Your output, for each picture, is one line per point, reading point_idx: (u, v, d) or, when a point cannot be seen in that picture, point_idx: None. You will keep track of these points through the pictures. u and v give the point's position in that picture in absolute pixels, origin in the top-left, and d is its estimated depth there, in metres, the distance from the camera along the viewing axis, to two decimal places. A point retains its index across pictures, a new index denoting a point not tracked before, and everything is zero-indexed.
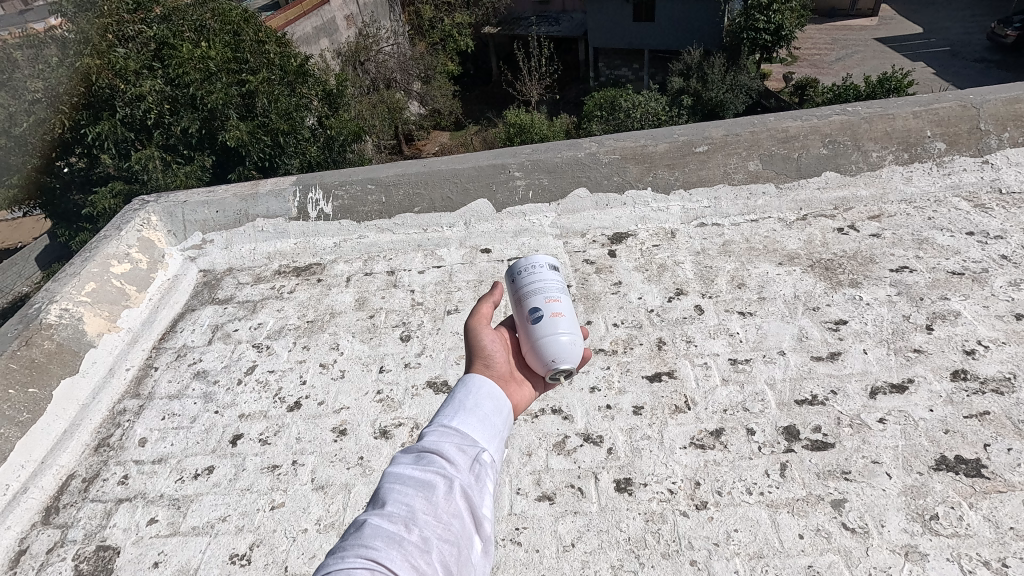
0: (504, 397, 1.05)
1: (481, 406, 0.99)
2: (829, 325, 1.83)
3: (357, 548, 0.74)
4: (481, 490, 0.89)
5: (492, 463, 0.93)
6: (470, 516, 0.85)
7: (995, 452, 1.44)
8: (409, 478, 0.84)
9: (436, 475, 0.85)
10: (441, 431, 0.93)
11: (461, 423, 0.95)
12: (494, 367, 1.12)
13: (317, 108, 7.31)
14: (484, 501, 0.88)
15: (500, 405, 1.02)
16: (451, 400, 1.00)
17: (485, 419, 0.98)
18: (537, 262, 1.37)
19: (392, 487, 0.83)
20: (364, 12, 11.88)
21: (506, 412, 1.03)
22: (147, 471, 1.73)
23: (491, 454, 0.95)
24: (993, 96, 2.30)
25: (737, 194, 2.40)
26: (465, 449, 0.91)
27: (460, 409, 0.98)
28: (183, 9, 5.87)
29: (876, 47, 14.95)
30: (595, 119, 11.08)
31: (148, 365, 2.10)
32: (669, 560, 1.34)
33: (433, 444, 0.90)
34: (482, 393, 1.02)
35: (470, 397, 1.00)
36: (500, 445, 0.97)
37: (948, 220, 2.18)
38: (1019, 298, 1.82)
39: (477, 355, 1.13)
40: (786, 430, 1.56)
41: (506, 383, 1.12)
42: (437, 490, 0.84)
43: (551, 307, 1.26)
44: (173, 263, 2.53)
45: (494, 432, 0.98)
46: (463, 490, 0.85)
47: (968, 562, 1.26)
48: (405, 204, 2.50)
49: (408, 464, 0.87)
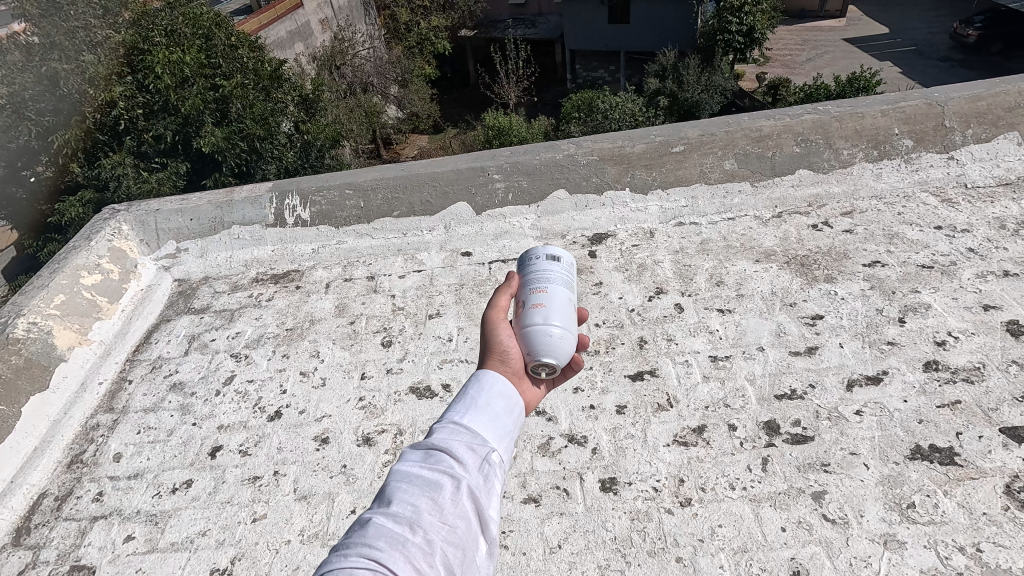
0: (518, 396, 1.04)
1: (493, 405, 0.98)
2: (805, 320, 1.87)
3: (360, 547, 0.74)
4: (489, 491, 0.88)
5: (501, 464, 0.92)
6: (477, 517, 0.84)
7: (967, 440, 1.48)
8: (416, 476, 0.83)
9: (444, 474, 0.84)
10: (452, 429, 0.92)
11: (472, 422, 0.93)
12: (509, 364, 1.12)
13: (292, 112, 7.32)
14: (492, 502, 0.87)
15: (512, 405, 1.01)
16: (463, 397, 0.99)
17: (496, 418, 0.96)
18: (540, 253, 1.36)
19: (398, 486, 0.82)
20: (340, 16, 11.78)
21: (517, 412, 1.02)
22: (123, 487, 1.69)
23: (500, 454, 0.93)
24: (955, 93, 2.37)
25: (714, 193, 2.44)
26: (474, 448, 0.90)
27: (471, 407, 0.96)
28: (153, 13, 5.73)
29: (845, 47, 15.29)
30: (573, 120, 11.14)
31: (122, 378, 2.05)
32: (654, 558, 1.35)
33: (442, 443, 0.89)
34: (494, 392, 1.01)
35: (482, 395, 0.99)
36: (509, 446, 0.96)
37: (917, 215, 2.24)
38: (986, 289, 1.88)
39: (494, 351, 1.12)
40: (767, 425, 1.58)
41: (519, 381, 1.12)
42: (444, 490, 0.83)
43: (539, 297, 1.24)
44: (147, 273, 2.48)
45: (504, 432, 0.97)
46: (471, 491, 0.84)
47: (944, 548, 1.29)
48: (384, 209, 2.48)
49: (416, 462, 0.86)
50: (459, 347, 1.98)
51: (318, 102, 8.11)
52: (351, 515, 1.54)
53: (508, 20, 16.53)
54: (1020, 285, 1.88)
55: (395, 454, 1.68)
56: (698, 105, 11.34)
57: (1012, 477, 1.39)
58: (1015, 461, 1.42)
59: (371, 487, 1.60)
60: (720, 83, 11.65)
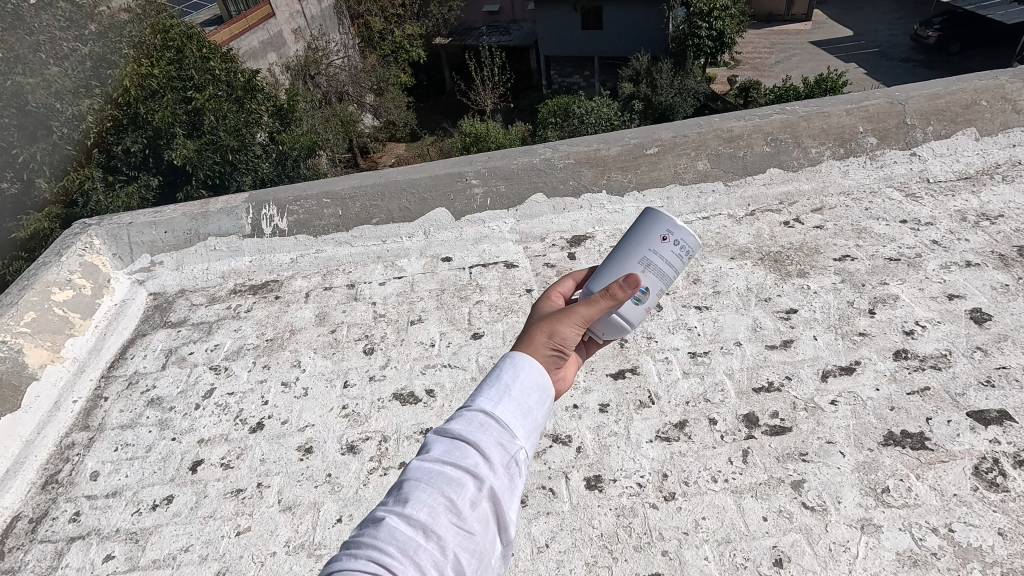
0: (552, 386, 1.01)
1: (527, 397, 0.95)
2: (780, 314, 1.91)
3: (370, 550, 0.73)
4: (511, 491, 0.86)
5: (527, 463, 0.91)
6: (494, 519, 0.84)
7: (937, 425, 1.53)
8: (435, 474, 0.82)
9: (467, 474, 0.83)
10: (482, 422, 0.89)
11: (503, 416, 0.91)
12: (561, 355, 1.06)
13: (268, 122, 7.46)
14: (513, 503, 0.86)
15: (545, 395, 0.98)
16: (498, 382, 0.95)
17: (528, 411, 0.94)
18: (669, 226, 1.22)
19: (417, 483, 0.81)
20: (313, 25, 11.71)
21: (550, 402, 0.99)
22: (101, 506, 1.65)
23: (527, 451, 0.92)
24: (916, 92, 2.45)
25: (688, 193, 2.49)
26: (502, 445, 0.88)
27: (504, 395, 0.93)
28: (121, 26, 5.64)
29: (812, 50, 15.69)
30: (549, 126, 11.25)
31: (97, 396, 2.01)
32: (641, 553, 1.37)
33: (469, 436, 0.87)
34: (532, 382, 0.97)
35: (517, 383, 0.95)
36: (537, 442, 0.94)
37: (883, 210, 2.31)
38: (950, 280, 1.95)
39: (555, 335, 1.05)
40: (746, 417, 1.62)
41: (557, 370, 1.07)
42: (464, 491, 0.81)
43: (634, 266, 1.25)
44: (120, 287, 2.43)
45: (535, 427, 0.94)
46: (492, 493, 0.83)
47: (919, 530, 1.34)
48: (363, 216, 2.47)
49: (438, 457, 0.84)
50: (442, 352, 1.98)
51: (293, 111, 8.05)
52: (337, 524, 1.54)
53: (482, 27, 16.62)
54: (982, 275, 1.95)
55: (380, 461, 1.67)
56: (671, 109, 11.55)
57: (979, 458, 1.44)
58: (981, 443, 1.47)
59: (356, 495, 1.59)
60: (692, 87, 11.88)
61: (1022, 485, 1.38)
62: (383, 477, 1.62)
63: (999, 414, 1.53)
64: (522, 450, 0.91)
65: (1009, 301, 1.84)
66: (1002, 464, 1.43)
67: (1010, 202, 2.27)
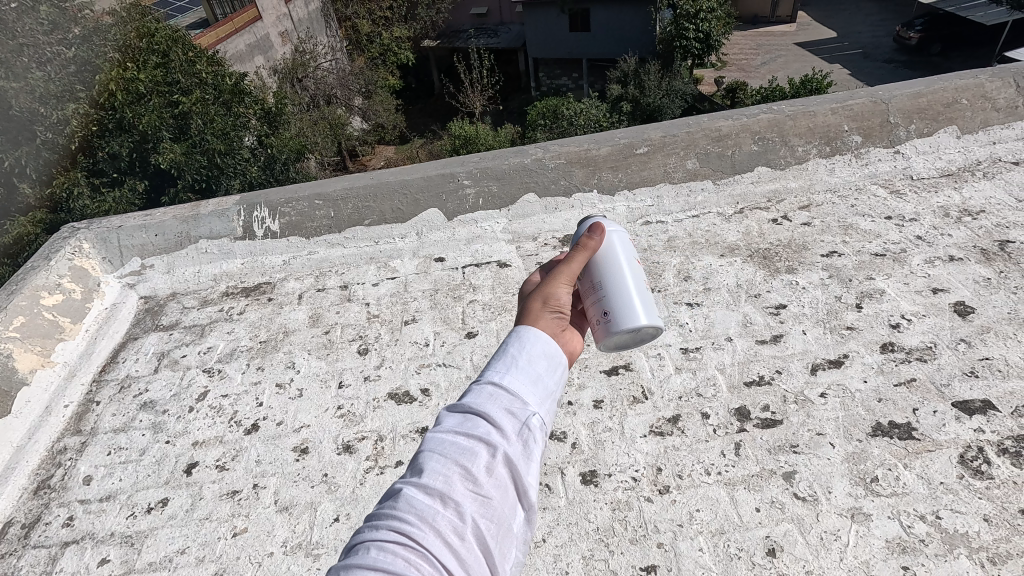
0: (560, 351, 1.00)
1: (534, 365, 0.95)
2: (769, 310, 1.94)
3: (390, 520, 0.76)
4: (528, 457, 0.87)
5: (542, 428, 0.91)
6: (513, 485, 0.85)
7: (923, 415, 1.56)
8: (449, 445, 0.84)
9: (479, 442, 0.84)
10: (491, 392, 0.90)
11: (511, 384, 0.91)
12: (560, 316, 1.07)
13: (256, 126, 7.42)
14: (532, 468, 0.87)
15: (554, 361, 0.98)
16: (504, 355, 0.96)
17: (538, 378, 0.94)
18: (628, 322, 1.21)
19: (432, 455, 0.84)
20: (301, 28, 11.66)
21: (560, 368, 0.98)
22: (95, 510, 1.65)
23: (542, 417, 0.92)
24: (898, 91, 2.49)
25: (678, 192, 2.52)
26: (513, 413, 0.89)
27: (513, 365, 0.94)
28: (106, 29, 5.58)
29: (797, 51, 15.89)
30: (538, 128, 11.29)
31: (89, 400, 1.99)
32: (637, 546, 1.39)
33: (479, 406, 0.88)
34: (538, 350, 0.97)
35: (523, 353, 0.96)
36: (552, 407, 0.94)
37: (868, 207, 2.35)
38: (934, 274, 1.99)
39: (548, 299, 1.08)
40: (738, 411, 1.64)
41: (564, 332, 1.07)
42: (478, 459, 0.83)
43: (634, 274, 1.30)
44: (111, 291, 2.42)
45: (547, 393, 0.94)
46: (507, 459, 0.84)
47: (907, 517, 1.37)
48: (355, 217, 2.47)
49: (451, 429, 0.86)
50: (436, 352, 1.99)
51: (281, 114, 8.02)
52: (335, 523, 1.54)
53: (470, 30, 16.64)
54: (965, 269, 2.00)
55: (376, 460, 1.68)
56: (659, 110, 11.63)
57: (965, 447, 1.48)
58: (966, 432, 1.51)
59: (353, 494, 1.59)
60: (680, 88, 11.97)
61: (1006, 472, 1.42)
62: (380, 476, 1.63)
63: (983, 404, 1.57)
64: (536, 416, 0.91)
65: (991, 294, 1.88)
66: (986, 452, 1.46)
67: (991, 197, 2.32)
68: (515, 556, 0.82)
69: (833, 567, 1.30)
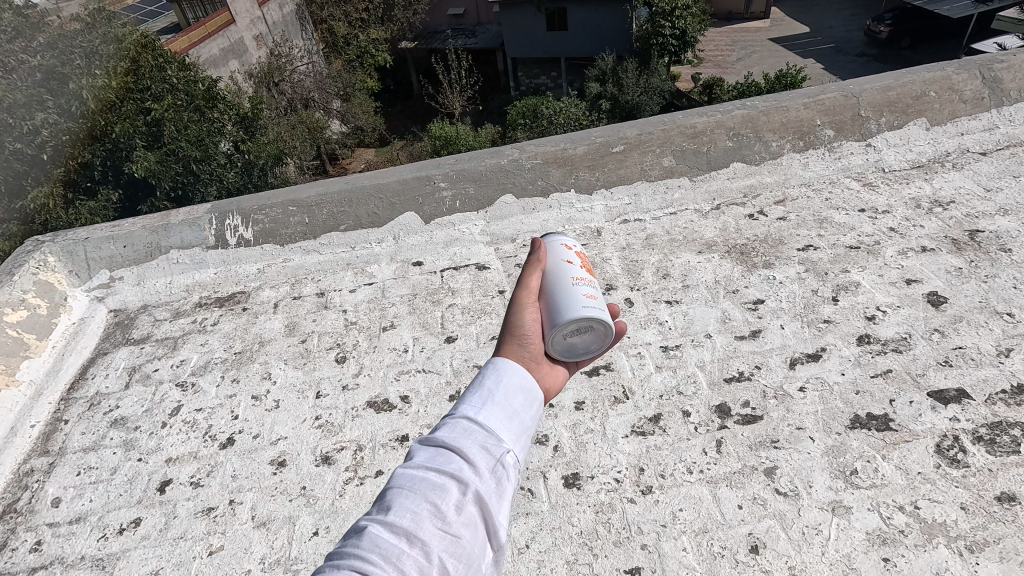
0: (537, 387, 1.03)
1: (511, 400, 0.97)
2: (747, 305, 1.95)
3: (354, 559, 0.74)
4: (499, 496, 0.87)
5: (514, 465, 0.91)
6: (483, 524, 0.84)
7: (900, 406, 1.58)
8: (419, 480, 0.83)
9: (451, 479, 0.84)
10: (465, 427, 0.91)
11: (486, 419, 0.93)
12: (529, 348, 1.10)
13: (230, 131, 7.31)
14: (502, 508, 0.87)
15: (530, 397, 1.00)
16: (481, 388, 0.97)
17: (513, 416, 0.95)
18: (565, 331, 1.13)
19: (402, 491, 0.82)
20: (276, 31, 11.50)
21: (536, 405, 1.01)
22: (64, 534, 1.59)
23: (515, 454, 0.93)
24: (869, 84, 2.54)
25: (655, 190, 2.52)
26: (488, 449, 0.90)
27: (488, 400, 0.95)
28: (72, 36, 5.44)
29: (771, 47, 16.11)
30: (518, 127, 11.29)
31: (57, 418, 1.93)
32: (621, 548, 1.38)
33: (452, 442, 0.88)
34: (514, 385, 0.99)
35: (499, 388, 0.97)
36: (524, 444, 0.95)
37: (842, 199, 2.38)
38: (908, 265, 2.01)
39: (514, 330, 1.11)
40: (718, 408, 1.64)
41: (538, 367, 1.11)
42: (448, 496, 0.82)
43: (591, 288, 1.23)
44: (78, 305, 2.35)
45: (521, 430, 0.95)
46: (478, 497, 0.84)
47: (886, 508, 1.38)
48: (330, 223, 2.43)
49: (423, 463, 0.86)
50: (415, 358, 1.96)
51: (257, 120, 7.92)
52: (314, 537, 1.51)
53: (447, 30, 16.58)
54: (937, 259, 2.02)
55: (356, 470, 1.65)
56: (638, 108, 11.71)
57: (941, 436, 1.49)
58: (942, 422, 1.53)
59: (332, 507, 1.56)
60: (658, 86, 12.06)
61: (981, 460, 1.43)
62: (359, 487, 1.60)
63: (957, 393, 1.58)
64: (509, 454, 0.92)
65: (963, 284, 1.91)
66: (961, 441, 1.48)
67: (960, 187, 2.35)
68: None
69: (815, 562, 1.30)
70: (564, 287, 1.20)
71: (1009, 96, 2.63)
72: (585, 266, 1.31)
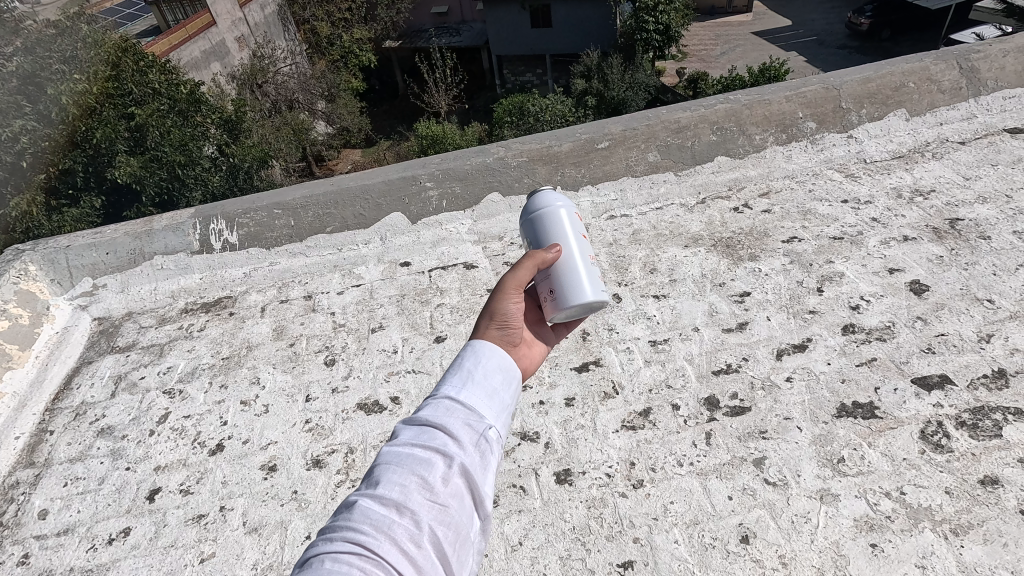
0: (515, 367, 1.05)
1: (489, 379, 0.98)
2: (734, 298, 1.97)
3: (346, 531, 0.74)
4: (483, 468, 0.88)
5: (496, 439, 0.92)
6: (469, 495, 0.85)
7: (885, 393, 1.60)
8: (405, 456, 0.84)
9: (436, 453, 0.85)
10: (447, 405, 0.92)
11: (467, 397, 0.94)
12: (507, 334, 1.12)
13: (213, 135, 7.23)
14: (486, 478, 0.88)
15: (508, 377, 1.02)
16: (459, 370, 0.99)
17: (492, 394, 0.97)
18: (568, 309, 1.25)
19: (389, 466, 0.83)
20: (258, 32, 11.38)
21: (514, 384, 1.02)
22: (52, 546, 1.57)
23: (497, 429, 0.94)
24: (849, 76, 2.59)
25: (641, 185, 2.52)
26: (471, 425, 0.91)
27: (468, 381, 0.96)
28: (49, 41, 5.28)
29: (754, 40, 16.20)
30: (505, 125, 11.27)
31: (42, 429, 1.91)
32: (613, 542, 1.39)
33: (436, 420, 0.89)
34: (492, 366, 1.01)
35: (478, 368, 0.99)
36: (505, 420, 0.96)
37: (825, 191, 2.40)
38: (890, 254, 2.04)
39: (496, 316, 1.12)
40: (707, 400, 1.65)
41: (514, 349, 1.14)
42: (434, 469, 0.83)
43: (596, 269, 1.32)
44: (61, 314, 2.31)
45: (501, 407, 0.97)
46: (463, 469, 0.85)
47: (873, 495, 1.40)
48: (317, 225, 2.42)
49: (408, 440, 0.86)
50: (405, 358, 1.96)
51: (240, 122, 7.84)
52: (306, 541, 1.50)
53: (431, 29, 16.51)
54: (919, 248, 2.05)
55: (347, 473, 1.64)
56: (624, 104, 11.74)
57: (925, 422, 1.52)
58: (926, 408, 1.55)
59: (324, 510, 1.55)
60: (643, 81, 12.09)
61: (965, 445, 1.46)
62: (351, 489, 1.59)
63: (940, 378, 1.61)
64: (491, 430, 0.94)
65: (944, 272, 1.94)
66: (945, 426, 1.50)
67: (940, 176, 2.38)
68: (471, 566, 0.82)
69: (805, 550, 1.32)
70: (575, 266, 1.29)
71: (986, 85, 2.66)
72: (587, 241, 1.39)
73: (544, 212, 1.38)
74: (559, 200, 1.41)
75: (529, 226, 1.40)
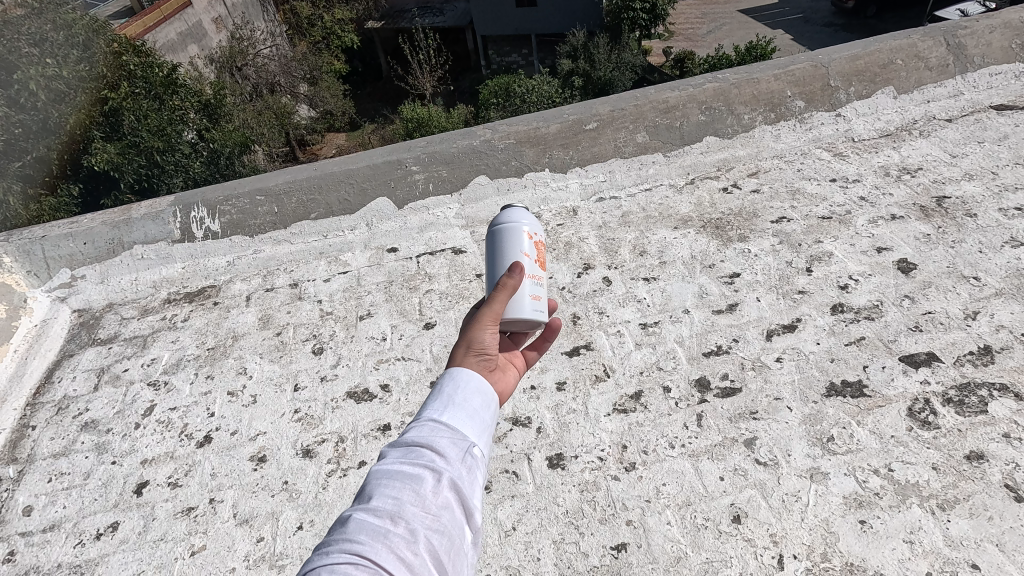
0: (494, 391, 1.03)
1: (470, 400, 0.97)
2: (724, 279, 1.96)
3: (341, 544, 0.72)
4: (472, 482, 0.87)
5: (481, 456, 0.91)
6: (460, 508, 0.84)
7: (873, 371, 1.61)
8: (396, 472, 0.82)
9: (424, 468, 0.83)
10: (432, 426, 0.91)
11: (451, 417, 0.93)
12: (486, 360, 1.08)
13: (193, 120, 7.08)
14: (475, 493, 0.87)
15: (488, 399, 1.01)
16: (439, 394, 0.97)
17: (474, 413, 0.96)
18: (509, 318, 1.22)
19: (379, 482, 0.81)
20: (236, 13, 11.07)
21: (494, 406, 1.01)
22: (38, 543, 1.55)
23: (481, 448, 0.93)
24: (837, 54, 2.58)
25: (630, 166, 2.50)
26: (457, 442, 0.90)
27: (450, 403, 0.95)
28: (16, 21, 5.07)
29: (741, 19, 16.08)
30: (492, 107, 11.13)
31: (24, 425, 1.86)
32: (606, 525, 1.40)
33: (422, 440, 0.88)
34: (471, 388, 0.99)
35: (459, 391, 0.98)
36: (489, 438, 0.95)
37: (814, 170, 2.39)
38: (878, 233, 2.04)
39: (472, 345, 1.08)
40: (698, 382, 1.65)
41: (493, 373, 1.09)
42: (425, 483, 0.82)
43: (539, 289, 1.30)
44: (39, 307, 2.25)
45: (483, 425, 0.96)
46: (452, 483, 0.84)
47: (862, 472, 1.41)
48: (300, 211, 2.38)
49: (396, 459, 0.85)
50: (394, 346, 1.94)
51: (220, 106, 7.66)
52: (298, 531, 1.49)
53: (414, 9, 16.20)
54: (906, 226, 2.06)
55: (338, 462, 1.62)
56: (611, 84, 11.59)
57: (912, 400, 1.53)
58: (914, 385, 1.56)
59: (316, 500, 1.54)
60: (630, 61, 11.94)
61: (951, 422, 1.48)
62: (343, 478, 1.58)
63: (927, 356, 1.62)
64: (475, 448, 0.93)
65: (931, 250, 1.95)
66: (932, 403, 1.52)
67: (928, 154, 2.39)
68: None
69: (795, 528, 1.33)
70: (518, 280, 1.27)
71: (973, 61, 2.66)
72: (537, 256, 1.37)
73: (504, 229, 1.37)
74: (523, 218, 1.40)
75: (489, 244, 1.39)
